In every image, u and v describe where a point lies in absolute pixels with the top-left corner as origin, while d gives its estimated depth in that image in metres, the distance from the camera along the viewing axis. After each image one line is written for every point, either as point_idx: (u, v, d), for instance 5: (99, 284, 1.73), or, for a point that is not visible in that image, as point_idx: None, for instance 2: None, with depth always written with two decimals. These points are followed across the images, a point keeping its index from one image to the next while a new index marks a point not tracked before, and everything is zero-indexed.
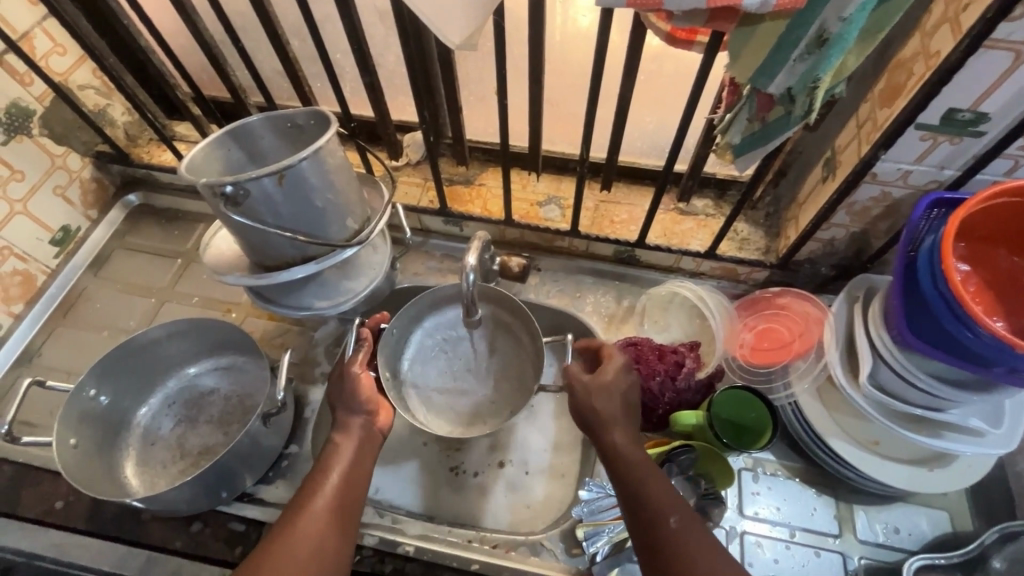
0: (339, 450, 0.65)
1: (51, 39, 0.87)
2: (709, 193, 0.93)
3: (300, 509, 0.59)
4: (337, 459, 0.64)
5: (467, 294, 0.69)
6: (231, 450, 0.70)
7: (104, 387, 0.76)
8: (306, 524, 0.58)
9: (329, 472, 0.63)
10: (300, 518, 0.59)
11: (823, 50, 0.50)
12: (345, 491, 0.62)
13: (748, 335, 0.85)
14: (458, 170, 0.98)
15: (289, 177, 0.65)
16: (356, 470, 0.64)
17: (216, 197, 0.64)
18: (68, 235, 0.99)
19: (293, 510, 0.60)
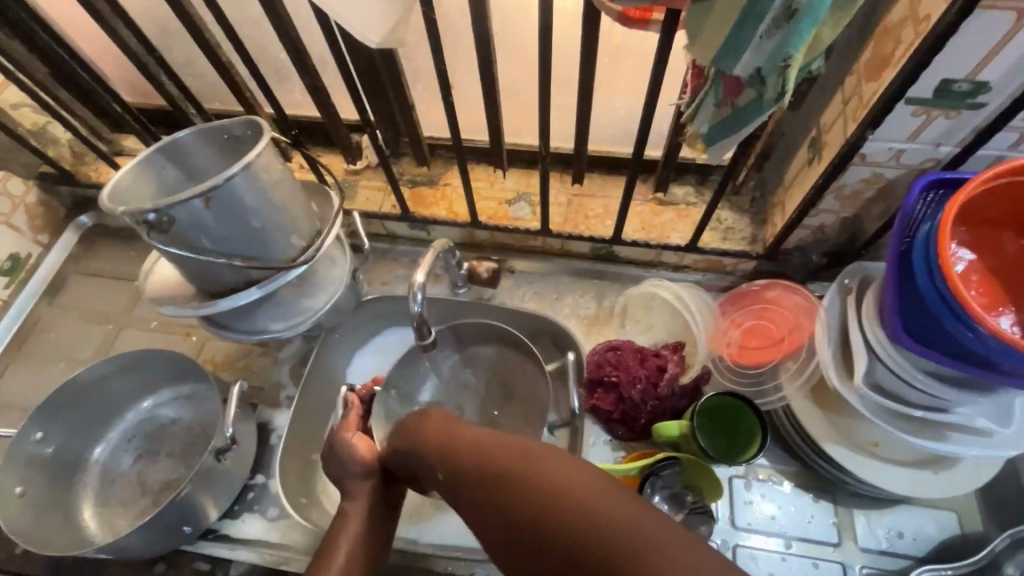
0: (347, 530, 0.61)
1: None
2: (689, 180, 0.87)
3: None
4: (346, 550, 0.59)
5: (417, 315, 0.65)
6: (183, 490, 0.66)
7: (52, 428, 0.72)
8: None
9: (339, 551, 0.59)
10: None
11: (792, 24, 0.44)
12: None
13: (735, 332, 0.79)
14: (421, 170, 0.92)
15: (220, 198, 0.60)
16: (365, 548, 0.60)
17: (139, 224, 0.59)
18: (18, 263, 0.94)
19: None
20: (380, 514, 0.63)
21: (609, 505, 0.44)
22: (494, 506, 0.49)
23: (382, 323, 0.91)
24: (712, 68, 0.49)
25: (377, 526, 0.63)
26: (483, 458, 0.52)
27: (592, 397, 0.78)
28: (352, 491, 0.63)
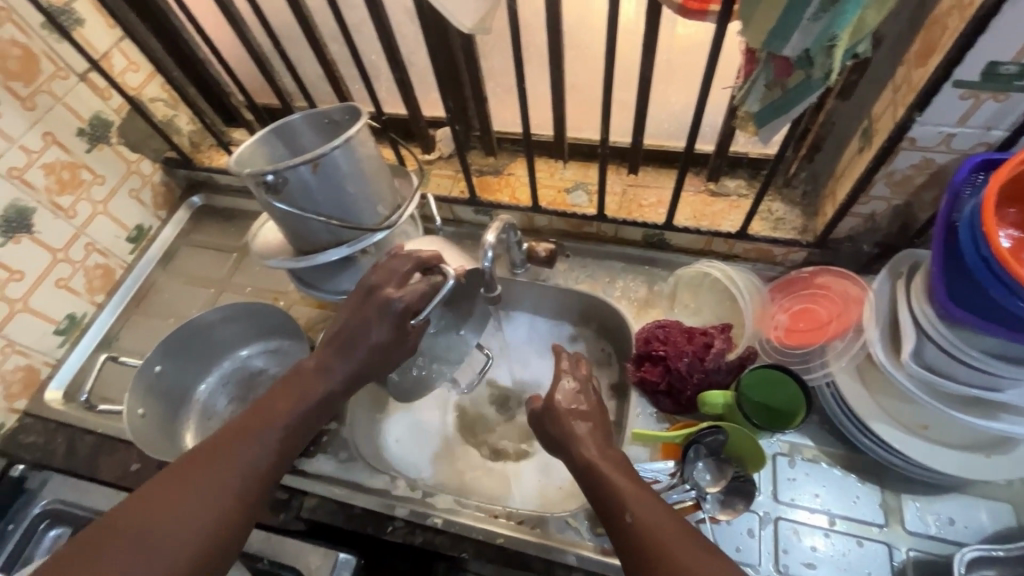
0: (303, 387, 0.64)
1: (126, 58, 0.98)
2: (741, 174, 0.91)
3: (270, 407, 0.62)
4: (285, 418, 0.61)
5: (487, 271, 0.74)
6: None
7: (169, 365, 0.85)
8: (227, 469, 0.56)
9: (285, 404, 0.62)
10: (213, 470, 0.55)
11: (837, 6, 0.49)
12: (291, 437, 0.61)
13: (783, 316, 0.82)
14: (488, 161, 1.01)
15: (323, 166, 0.70)
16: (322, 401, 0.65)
17: (259, 185, 0.70)
18: (142, 233, 1.09)
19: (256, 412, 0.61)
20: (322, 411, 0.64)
21: None
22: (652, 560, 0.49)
23: None
24: (764, 50, 0.55)
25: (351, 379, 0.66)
26: (657, 532, 0.51)
27: (640, 370, 0.83)
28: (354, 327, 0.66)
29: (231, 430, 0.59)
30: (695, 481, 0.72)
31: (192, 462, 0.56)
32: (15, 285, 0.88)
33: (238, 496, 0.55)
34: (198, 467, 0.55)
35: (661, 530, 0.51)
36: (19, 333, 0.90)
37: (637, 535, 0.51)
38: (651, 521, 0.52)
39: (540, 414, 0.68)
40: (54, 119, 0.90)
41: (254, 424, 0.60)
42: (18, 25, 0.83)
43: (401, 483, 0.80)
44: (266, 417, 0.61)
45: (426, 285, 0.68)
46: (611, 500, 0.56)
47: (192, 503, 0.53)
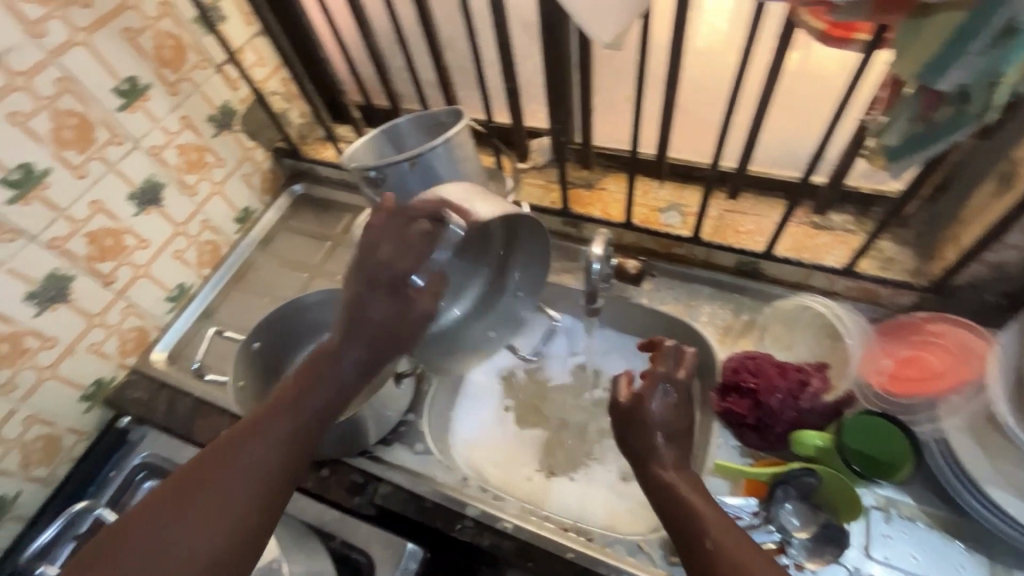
0: (318, 379, 0.63)
1: (256, 54, 1.06)
2: (849, 208, 0.87)
3: (287, 402, 0.61)
4: (303, 415, 0.61)
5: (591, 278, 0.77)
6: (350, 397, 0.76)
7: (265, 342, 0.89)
8: (243, 472, 0.56)
9: (301, 400, 0.62)
10: (219, 488, 0.55)
11: (1011, 42, 0.47)
12: (306, 436, 0.61)
13: (888, 361, 0.76)
14: (581, 174, 1.02)
15: (426, 161, 0.73)
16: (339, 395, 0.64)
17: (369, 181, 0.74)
18: (248, 215, 1.17)
19: (274, 407, 0.61)
20: (326, 415, 0.63)
21: None
22: None
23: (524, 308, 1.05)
24: (915, 82, 0.53)
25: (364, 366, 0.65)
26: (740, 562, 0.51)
27: (725, 400, 0.80)
28: (372, 308, 0.63)
29: (248, 426, 0.59)
30: (781, 523, 0.69)
31: (199, 479, 0.55)
32: (141, 252, 0.96)
33: (248, 514, 0.55)
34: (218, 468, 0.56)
35: (745, 558, 0.51)
36: (138, 297, 0.98)
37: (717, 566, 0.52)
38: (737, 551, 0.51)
39: (624, 409, 0.66)
40: (191, 105, 0.98)
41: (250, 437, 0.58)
42: (175, 19, 0.91)
43: (472, 483, 0.81)
44: (267, 427, 0.59)
45: (423, 236, 0.63)
46: (692, 523, 0.56)
47: (213, 507, 0.53)
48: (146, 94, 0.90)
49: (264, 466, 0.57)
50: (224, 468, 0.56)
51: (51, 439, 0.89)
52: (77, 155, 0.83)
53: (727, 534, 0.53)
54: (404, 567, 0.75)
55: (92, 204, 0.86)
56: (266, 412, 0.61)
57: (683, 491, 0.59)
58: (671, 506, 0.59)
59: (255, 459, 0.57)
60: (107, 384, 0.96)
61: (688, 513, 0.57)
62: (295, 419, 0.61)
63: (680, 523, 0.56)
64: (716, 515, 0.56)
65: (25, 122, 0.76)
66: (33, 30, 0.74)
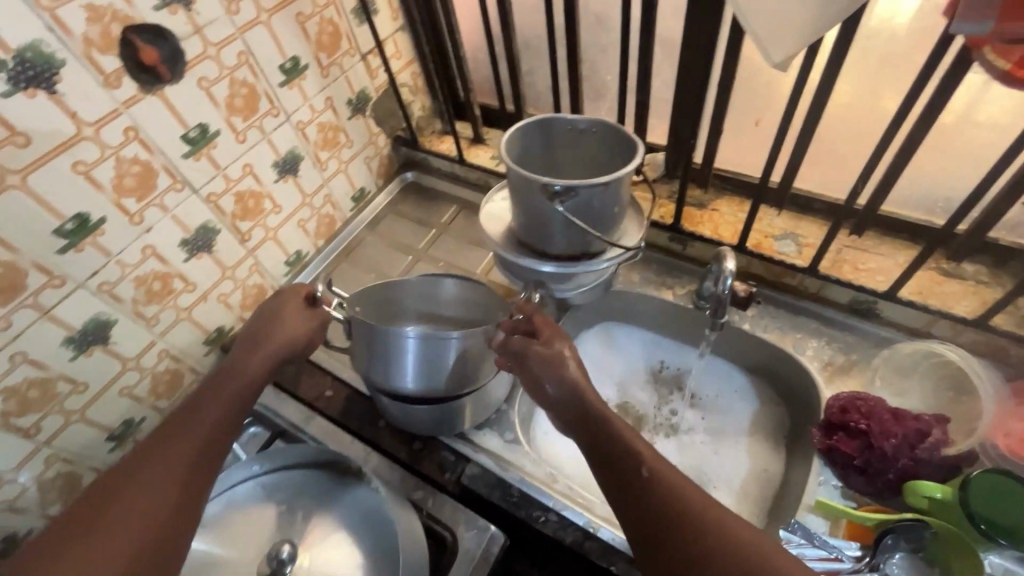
0: (210, 401, 0.68)
1: (396, 47, 1.13)
2: (984, 259, 0.84)
3: (177, 426, 0.64)
4: (197, 429, 0.64)
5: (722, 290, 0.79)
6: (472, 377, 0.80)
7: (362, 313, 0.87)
8: (144, 493, 0.57)
9: (191, 422, 0.65)
10: (120, 512, 0.56)
11: None
12: (208, 449, 0.64)
13: (1018, 425, 0.71)
14: (694, 193, 1.02)
15: (606, 188, 0.76)
16: (233, 409, 0.69)
17: (544, 189, 0.76)
18: (362, 195, 1.24)
19: (159, 436, 0.63)
20: (228, 431, 0.67)
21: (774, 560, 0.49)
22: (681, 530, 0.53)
23: (618, 318, 1.07)
24: None
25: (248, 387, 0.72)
26: (686, 499, 0.55)
27: (830, 438, 0.77)
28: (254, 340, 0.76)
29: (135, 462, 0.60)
30: (887, 573, 0.66)
31: (94, 511, 0.56)
32: (273, 216, 1.04)
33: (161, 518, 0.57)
34: (117, 501, 0.56)
35: (680, 489, 0.56)
36: (264, 257, 1.06)
37: (666, 492, 0.55)
38: (689, 489, 0.56)
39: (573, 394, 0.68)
40: (336, 88, 1.06)
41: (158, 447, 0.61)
42: (337, 8, 1.00)
43: (558, 481, 0.82)
44: (164, 450, 0.61)
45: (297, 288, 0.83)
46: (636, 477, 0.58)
47: (120, 523, 0.55)
48: (303, 74, 0.98)
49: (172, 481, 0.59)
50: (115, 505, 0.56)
51: (176, 375, 0.97)
52: (242, 121, 0.91)
53: (673, 474, 0.57)
54: (487, 550, 0.77)
55: (244, 166, 0.94)
56: (151, 444, 0.62)
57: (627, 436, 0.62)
58: (612, 452, 0.61)
59: (157, 476, 0.59)
60: (227, 332, 1.04)
61: (631, 453, 0.60)
62: (195, 432, 0.64)
63: (612, 449, 0.62)
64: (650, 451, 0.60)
65: (209, 88, 0.84)
66: (229, 8, 0.83)
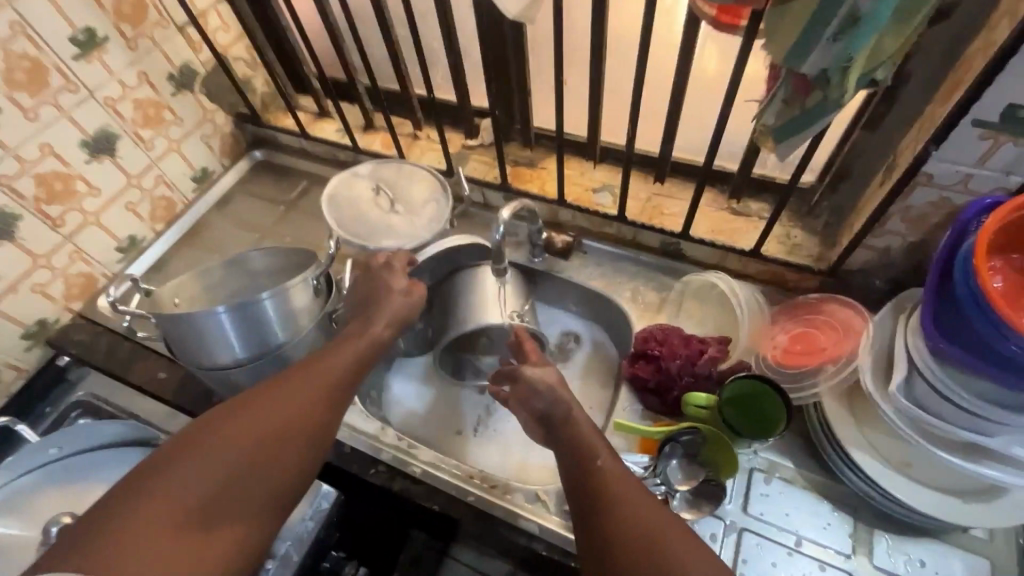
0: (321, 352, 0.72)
1: (220, 19, 1.09)
2: (765, 198, 0.93)
3: (310, 367, 0.69)
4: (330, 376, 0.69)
5: (497, 238, 0.80)
6: (282, 332, 0.79)
7: (184, 300, 0.88)
8: (281, 419, 0.63)
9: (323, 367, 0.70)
10: (261, 436, 0.60)
11: (857, 28, 0.52)
12: (334, 401, 0.68)
13: (782, 337, 0.82)
14: (524, 153, 1.06)
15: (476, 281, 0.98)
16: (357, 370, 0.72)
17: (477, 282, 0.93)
18: (205, 175, 1.20)
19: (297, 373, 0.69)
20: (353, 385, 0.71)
21: (680, 547, 0.54)
22: (628, 536, 0.55)
23: None
24: (786, 67, 0.58)
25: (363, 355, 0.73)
26: (630, 504, 0.58)
27: (633, 366, 0.85)
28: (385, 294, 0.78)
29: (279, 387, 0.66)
30: (667, 478, 0.74)
31: (235, 428, 0.60)
32: (91, 199, 0.99)
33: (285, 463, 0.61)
34: (258, 421, 0.62)
35: (632, 498, 0.58)
36: (87, 243, 1.01)
37: (609, 500, 0.59)
38: (635, 499, 0.58)
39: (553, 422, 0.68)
40: (151, 61, 1.01)
41: (274, 399, 0.64)
42: None
43: (388, 432, 0.84)
44: (298, 384, 0.67)
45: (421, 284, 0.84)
46: (593, 484, 0.61)
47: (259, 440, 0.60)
48: (103, 46, 0.93)
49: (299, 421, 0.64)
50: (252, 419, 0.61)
51: None
52: (29, 97, 0.86)
53: (627, 487, 0.60)
54: (317, 507, 0.79)
55: (42, 146, 0.89)
56: (297, 373, 0.69)
57: (598, 458, 0.63)
58: (581, 463, 0.63)
59: (287, 407, 0.64)
60: (52, 325, 0.99)
61: (595, 470, 0.62)
62: (327, 378, 0.69)
63: (577, 466, 0.63)
64: (617, 480, 0.60)
65: None
66: None
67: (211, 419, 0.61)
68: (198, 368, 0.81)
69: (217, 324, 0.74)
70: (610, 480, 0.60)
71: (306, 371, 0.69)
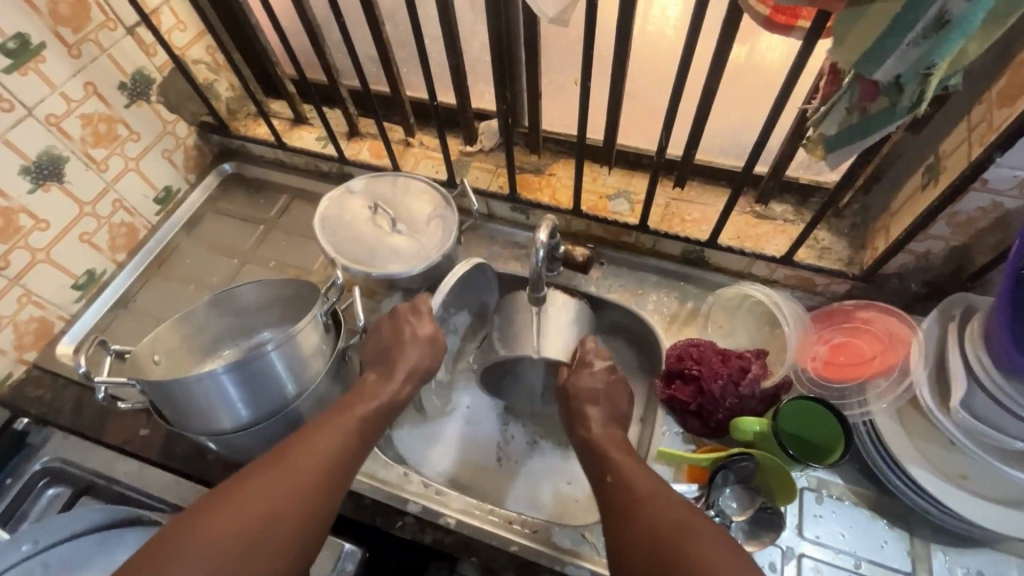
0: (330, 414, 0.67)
1: (174, 16, 0.96)
2: (789, 199, 0.89)
3: (318, 432, 0.65)
4: (337, 441, 0.64)
5: (535, 265, 0.73)
6: (290, 385, 0.71)
7: (164, 351, 0.76)
8: (285, 493, 0.58)
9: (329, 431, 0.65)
10: (261, 516, 0.55)
11: (943, 33, 0.47)
12: (340, 468, 0.63)
13: (822, 348, 0.79)
14: (530, 158, 0.99)
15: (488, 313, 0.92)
16: (366, 432, 0.67)
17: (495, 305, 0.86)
18: (169, 195, 1.06)
19: (302, 441, 0.64)
20: (361, 448, 0.66)
21: (704, 541, 0.51)
22: (647, 528, 0.54)
23: None
24: (852, 72, 0.53)
25: (376, 415, 0.69)
26: (653, 500, 0.56)
27: (669, 387, 0.80)
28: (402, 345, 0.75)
29: (283, 457, 0.61)
30: (721, 508, 0.70)
31: (235, 507, 0.55)
32: (39, 234, 0.85)
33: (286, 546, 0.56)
34: (258, 497, 0.57)
35: (653, 493, 0.57)
36: (38, 284, 0.87)
37: (630, 497, 0.58)
38: (656, 494, 0.57)
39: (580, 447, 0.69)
40: (97, 69, 0.87)
41: (277, 472, 0.59)
42: None
43: (413, 479, 0.77)
44: (302, 452, 0.62)
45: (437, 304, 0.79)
46: (617, 487, 0.60)
47: (258, 520, 0.55)
48: (39, 55, 0.79)
49: (302, 494, 0.58)
50: (251, 496, 0.56)
51: None
52: None
53: (647, 483, 0.59)
54: (341, 570, 0.71)
55: None
56: (303, 439, 0.64)
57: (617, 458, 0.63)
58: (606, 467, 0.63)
59: (290, 481, 0.59)
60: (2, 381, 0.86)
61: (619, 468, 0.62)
62: (333, 443, 0.64)
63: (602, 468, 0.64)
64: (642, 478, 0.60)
65: None
66: None
67: (211, 498, 0.57)
68: (194, 431, 0.70)
69: (214, 385, 0.65)
70: (632, 479, 0.60)
71: (311, 437, 0.64)
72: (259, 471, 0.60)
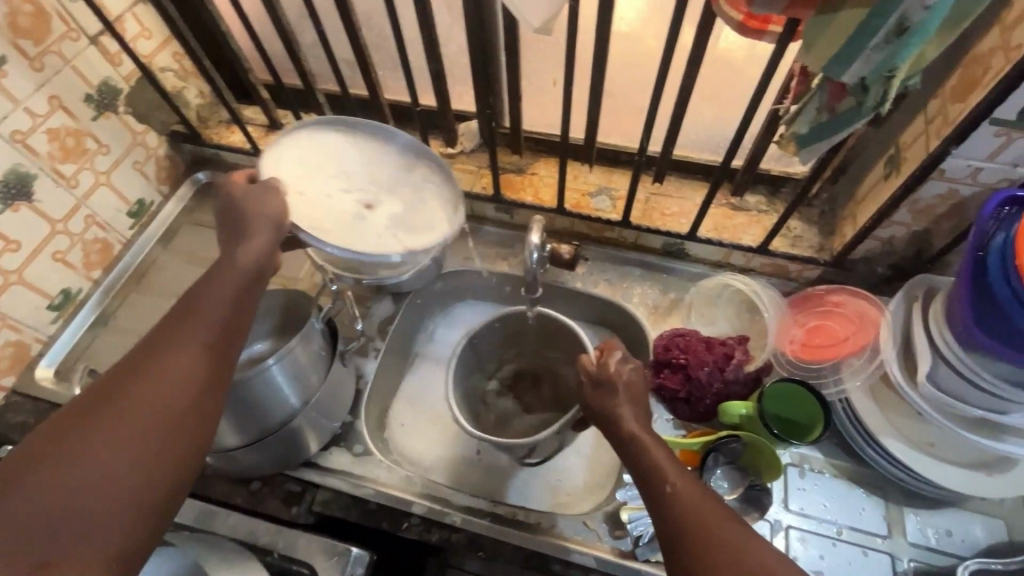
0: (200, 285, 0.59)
1: (138, 23, 0.93)
2: (762, 190, 0.93)
3: (187, 311, 0.57)
4: (210, 315, 0.57)
5: (530, 265, 0.75)
6: (293, 396, 0.72)
7: None
8: (160, 382, 0.52)
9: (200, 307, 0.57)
10: (136, 412, 0.50)
11: (903, 39, 0.51)
12: (218, 344, 0.56)
13: (798, 331, 0.84)
14: (512, 159, 1.00)
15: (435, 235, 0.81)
16: (241, 297, 0.60)
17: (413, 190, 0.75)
18: (143, 208, 1.03)
19: (168, 325, 0.56)
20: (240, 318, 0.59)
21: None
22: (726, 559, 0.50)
23: (457, 297, 1.02)
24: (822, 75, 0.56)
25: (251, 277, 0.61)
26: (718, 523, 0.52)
27: (659, 376, 0.83)
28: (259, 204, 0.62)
29: (148, 345, 0.54)
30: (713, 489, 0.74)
31: (105, 406, 0.50)
32: (10, 256, 0.82)
33: (173, 433, 0.51)
34: (132, 390, 0.51)
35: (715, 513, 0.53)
36: (11, 308, 0.84)
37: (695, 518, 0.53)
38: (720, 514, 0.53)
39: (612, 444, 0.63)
40: (61, 83, 0.84)
41: (147, 365, 0.52)
42: None
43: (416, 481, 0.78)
44: (169, 337, 0.54)
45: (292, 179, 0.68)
46: (672, 506, 0.54)
47: (133, 416, 0.50)
48: None
49: (180, 380, 0.52)
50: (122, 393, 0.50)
51: None
52: None
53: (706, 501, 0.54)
54: None
55: None
56: (170, 323, 0.56)
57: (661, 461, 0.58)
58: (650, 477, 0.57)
59: (162, 370, 0.52)
60: None
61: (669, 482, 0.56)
62: (203, 321, 0.56)
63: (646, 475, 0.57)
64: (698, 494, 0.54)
65: None
66: None
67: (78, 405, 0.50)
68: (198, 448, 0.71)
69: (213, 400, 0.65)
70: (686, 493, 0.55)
71: (166, 336, 0.55)
72: (106, 390, 0.51)
